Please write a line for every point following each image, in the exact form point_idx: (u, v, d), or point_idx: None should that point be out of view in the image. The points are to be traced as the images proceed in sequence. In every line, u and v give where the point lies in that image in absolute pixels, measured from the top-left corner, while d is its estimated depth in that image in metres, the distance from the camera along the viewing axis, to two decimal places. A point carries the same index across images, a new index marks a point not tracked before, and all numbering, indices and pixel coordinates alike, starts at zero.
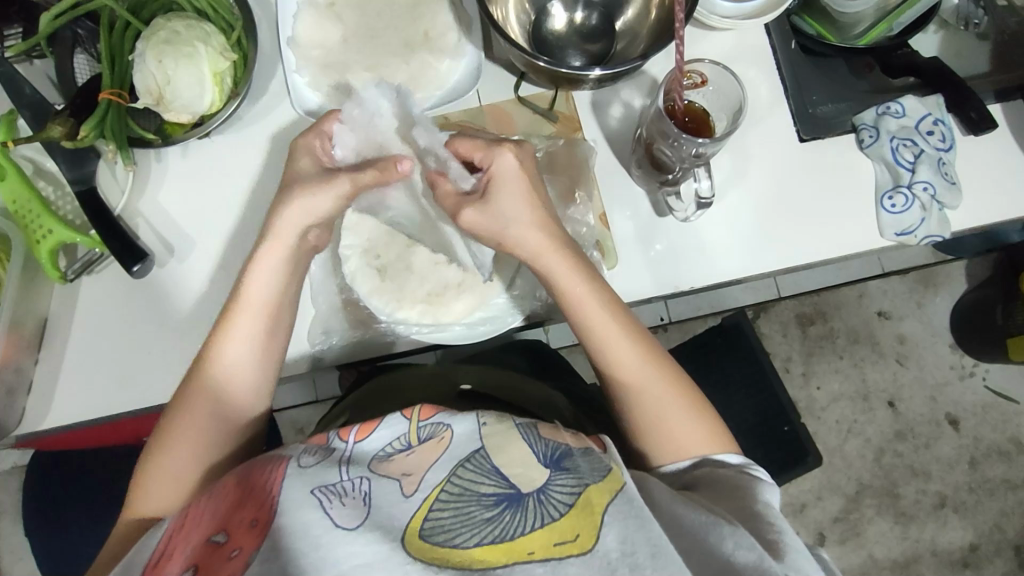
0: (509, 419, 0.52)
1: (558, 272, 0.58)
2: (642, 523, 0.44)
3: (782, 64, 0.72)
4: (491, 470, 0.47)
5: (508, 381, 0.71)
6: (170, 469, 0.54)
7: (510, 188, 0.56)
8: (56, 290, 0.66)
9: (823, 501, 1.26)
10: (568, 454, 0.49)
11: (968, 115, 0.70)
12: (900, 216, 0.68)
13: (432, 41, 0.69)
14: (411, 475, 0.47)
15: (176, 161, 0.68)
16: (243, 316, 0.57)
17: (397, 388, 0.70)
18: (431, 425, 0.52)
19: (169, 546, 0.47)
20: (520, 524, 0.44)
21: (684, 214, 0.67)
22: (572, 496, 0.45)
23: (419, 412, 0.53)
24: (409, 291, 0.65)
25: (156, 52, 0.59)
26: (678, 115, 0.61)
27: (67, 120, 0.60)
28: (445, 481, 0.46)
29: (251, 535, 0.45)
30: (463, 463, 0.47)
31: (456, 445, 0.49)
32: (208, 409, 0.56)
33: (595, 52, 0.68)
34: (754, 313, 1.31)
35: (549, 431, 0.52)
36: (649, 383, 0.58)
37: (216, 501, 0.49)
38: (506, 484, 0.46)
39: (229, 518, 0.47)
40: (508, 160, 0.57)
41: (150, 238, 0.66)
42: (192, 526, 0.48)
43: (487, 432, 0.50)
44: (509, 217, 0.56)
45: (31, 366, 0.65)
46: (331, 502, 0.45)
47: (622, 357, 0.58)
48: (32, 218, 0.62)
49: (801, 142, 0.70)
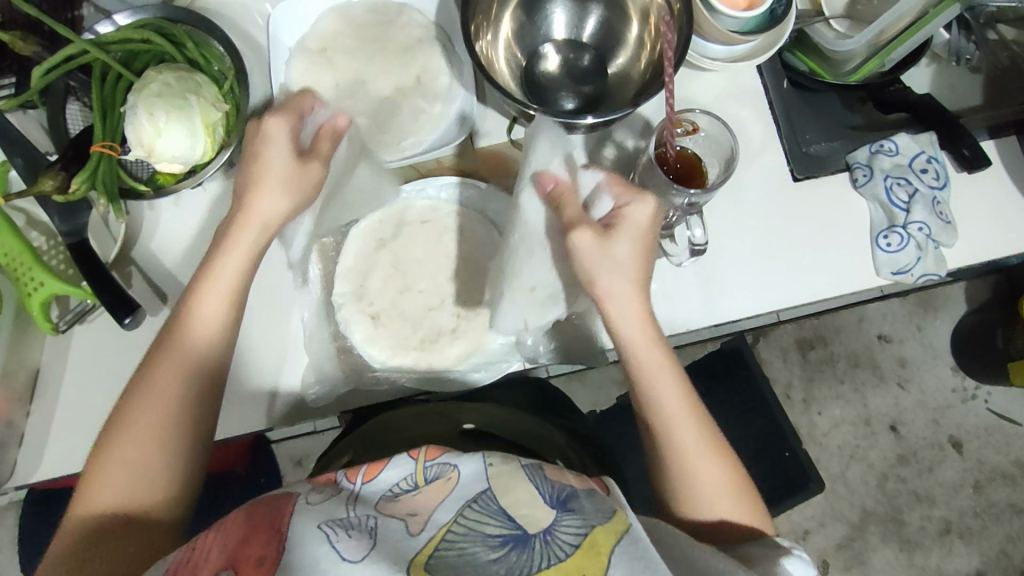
0: (514, 460, 0.51)
1: (634, 343, 0.56)
2: (648, 565, 0.43)
3: (774, 104, 0.72)
4: (496, 511, 0.46)
5: (514, 422, 0.69)
6: (122, 464, 0.53)
7: (630, 243, 0.55)
8: (49, 340, 0.66)
9: (827, 529, 1.25)
10: (573, 495, 0.49)
11: (962, 152, 0.70)
12: (896, 256, 0.68)
13: (424, 85, 0.69)
14: (417, 514, 0.47)
15: (168, 209, 0.68)
16: (178, 333, 0.56)
17: (394, 428, 0.67)
18: (437, 465, 0.50)
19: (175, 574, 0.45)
20: (527, 564, 0.43)
21: (677, 259, 0.67)
22: (578, 536, 0.44)
23: (426, 452, 0.52)
24: (403, 339, 0.65)
25: (148, 104, 0.59)
26: (670, 162, 0.61)
27: (58, 174, 0.60)
28: (452, 521, 0.46)
29: (260, 571, 0.44)
30: (470, 504, 0.47)
31: (465, 484, 0.48)
32: (153, 409, 0.54)
33: (588, 93, 0.68)
34: (753, 338, 1.31)
35: (555, 473, 0.51)
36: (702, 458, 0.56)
37: (222, 534, 0.47)
38: (513, 525, 0.45)
39: (237, 552, 0.46)
40: (645, 209, 0.55)
41: (143, 288, 0.66)
42: (197, 562, 0.45)
43: (494, 472, 0.49)
44: (624, 263, 0.54)
45: (23, 418, 0.64)
46: (337, 535, 0.45)
47: (683, 440, 0.56)
48: (24, 271, 0.61)
49: (795, 181, 0.70)
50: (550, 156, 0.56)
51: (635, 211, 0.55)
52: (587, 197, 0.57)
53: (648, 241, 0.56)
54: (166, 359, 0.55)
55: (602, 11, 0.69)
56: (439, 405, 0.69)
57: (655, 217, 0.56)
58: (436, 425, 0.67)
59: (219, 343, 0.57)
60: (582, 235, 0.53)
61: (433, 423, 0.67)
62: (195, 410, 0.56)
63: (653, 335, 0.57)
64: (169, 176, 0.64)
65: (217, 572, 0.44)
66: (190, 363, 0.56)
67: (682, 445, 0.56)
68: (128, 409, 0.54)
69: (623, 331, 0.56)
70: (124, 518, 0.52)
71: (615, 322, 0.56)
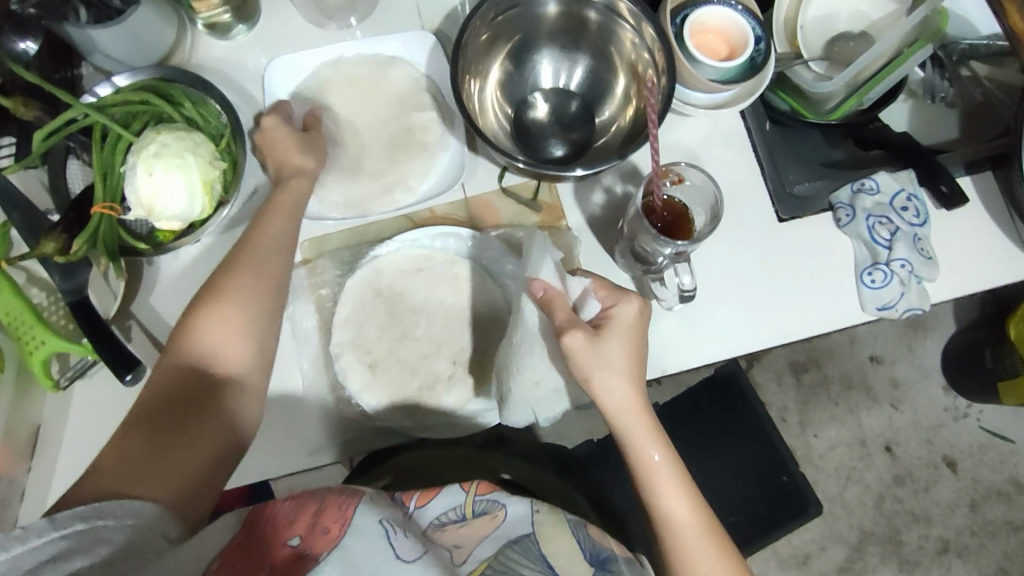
0: (560, 513, 0.57)
1: (632, 432, 0.57)
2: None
3: (758, 147, 0.74)
4: (536, 556, 0.53)
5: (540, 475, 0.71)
6: (215, 333, 0.58)
7: (620, 339, 0.57)
8: (50, 396, 0.67)
9: (827, 551, 1.25)
10: (614, 558, 0.55)
11: (939, 188, 0.72)
12: (880, 292, 0.69)
13: (417, 135, 0.71)
14: (461, 547, 0.53)
15: (167, 263, 0.69)
16: (220, 282, 0.59)
17: (433, 466, 0.69)
18: (486, 500, 0.57)
19: (244, 531, 0.50)
20: None
21: (667, 303, 0.68)
22: None
23: (476, 486, 0.58)
24: (400, 389, 0.66)
25: (147, 166, 0.61)
26: (656, 212, 0.63)
27: (60, 236, 0.61)
28: (493, 557, 0.52)
29: (323, 541, 0.49)
30: (513, 544, 0.53)
31: (508, 525, 0.55)
32: (248, 287, 0.59)
33: (576, 139, 0.70)
34: (746, 363, 1.32)
35: (597, 531, 0.57)
36: (698, 556, 0.56)
37: (293, 505, 0.52)
38: (549, 571, 0.52)
39: (304, 522, 0.50)
40: (631, 309, 0.57)
41: (143, 342, 0.67)
42: (267, 522, 0.51)
43: (541, 518, 0.55)
44: (614, 360, 0.56)
45: (24, 475, 0.65)
46: (395, 533, 0.51)
47: (681, 526, 0.56)
48: (25, 330, 0.62)
49: (780, 222, 0.72)
50: (542, 262, 0.59)
51: (620, 309, 0.57)
52: (576, 299, 0.59)
53: (638, 338, 0.58)
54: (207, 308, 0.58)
55: (589, 61, 0.71)
56: (476, 452, 0.70)
57: (639, 317, 0.58)
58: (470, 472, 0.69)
59: (273, 280, 0.61)
60: (574, 338, 0.56)
61: (470, 471, 0.69)
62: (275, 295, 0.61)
63: (654, 433, 0.58)
64: (168, 234, 0.66)
65: (285, 539, 0.49)
66: (262, 240, 0.62)
67: (679, 539, 0.56)
68: (222, 281, 0.59)
69: (625, 429, 0.57)
70: (158, 424, 0.55)
71: (613, 417, 0.58)
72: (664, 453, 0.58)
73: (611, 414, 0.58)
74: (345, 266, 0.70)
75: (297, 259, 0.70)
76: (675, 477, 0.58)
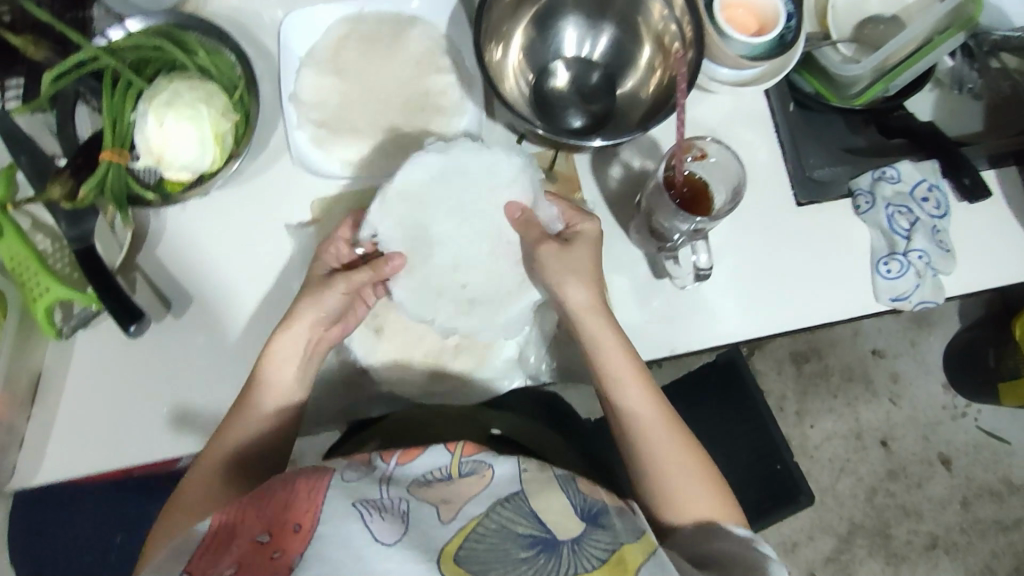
0: (548, 468, 0.52)
1: (596, 335, 0.62)
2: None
3: (780, 128, 0.72)
4: (528, 513, 0.48)
5: (540, 432, 0.65)
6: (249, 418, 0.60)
7: (583, 246, 0.63)
8: (52, 345, 0.66)
9: (815, 541, 1.26)
10: (603, 510, 0.51)
11: (962, 180, 0.71)
12: (895, 282, 0.68)
13: (433, 99, 0.70)
14: (450, 503, 0.48)
15: (175, 214, 0.68)
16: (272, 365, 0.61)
17: (420, 425, 0.63)
18: (472, 461, 0.51)
19: (215, 537, 0.47)
20: (554, 569, 0.45)
21: (682, 282, 0.68)
22: (606, 552, 0.47)
23: (461, 447, 0.52)
24: (407, 357, 0.67)
25: (156, 114, 0.60)
26: (677, 187, 0.61)
27: (66, 181, 0.61)
28: (483, 516, 0.47)
29: (295, 539, 0.45)
30: (503, 502, 0.48)
31: (496, 485, 0.50)
32: (287, 374, 0.61)
33: (595, 111, 0.68)
34: (748, 350, 1.32)
35: (587, 485, 0.53)
36: (660, 444, 0.59)
37: (263, 497, 0.48)
38: (542, 528, 0.47)
39: (274, 518, 0.46)
40: (591, 227, 0.63)
41: (147, 295, 0.67)
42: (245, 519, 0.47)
43: (529, 476, 0.50)
44: (582, 265, 0.62)
45: (23, 422, 0.65)
46: (371, 515, 0.46)
47: (643, 423, 0.60)
48: (29, 276, 0.61)
49: (799, 206, 0.71)
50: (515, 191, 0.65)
51: (581, 227, 0.63)
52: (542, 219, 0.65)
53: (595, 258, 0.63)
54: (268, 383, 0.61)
55: (613, 31, 0.69)
56: (465, 410, 0.65)
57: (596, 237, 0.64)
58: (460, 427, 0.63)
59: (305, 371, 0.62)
60: (549, 246, 0.61)
61: (457, 426, 0.64)
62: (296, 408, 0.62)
63: (614, 331, 0.62)
64: (176, 185, 0.65)
65: (254, 536, 0.46)
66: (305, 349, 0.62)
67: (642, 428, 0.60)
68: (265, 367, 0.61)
69: (589, 330, 0.62)
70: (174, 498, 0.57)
71: (576, 318, 0.62)
72: (624, 349, 0.62)
73: (576, 314, 0.62)
74: None
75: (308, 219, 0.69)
76: (637, 374, 0.61)
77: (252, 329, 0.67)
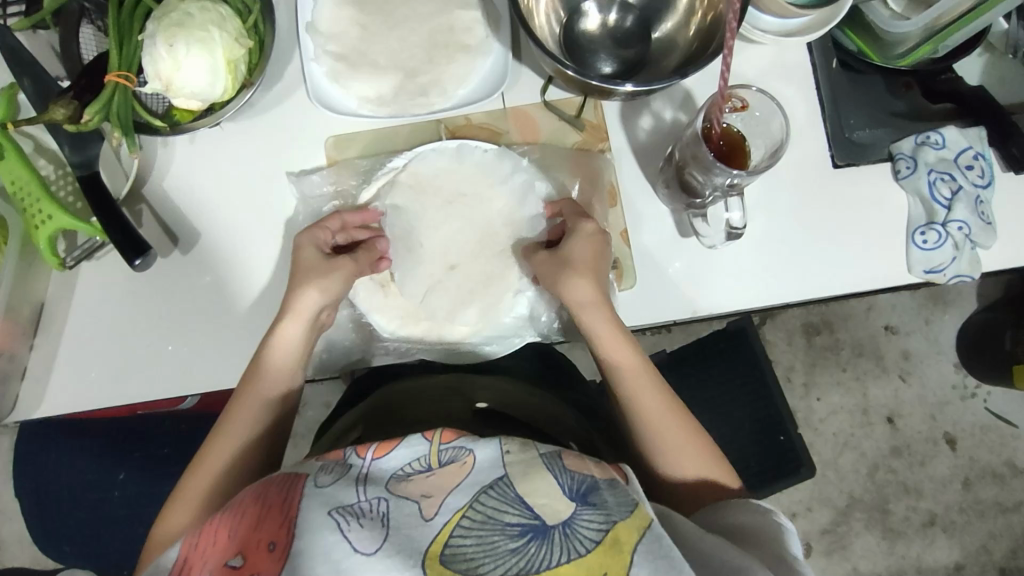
0: (533, 447, 0.50)
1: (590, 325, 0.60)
2: (673, 566, 0.43)
3: (822, 86, 0.68)
4: (514, 499, 0.45)
5: (526, 398, 0.68)
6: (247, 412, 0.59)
7: (581, 245, 0.60)
8: (55, 275, 0.64)
9: (813, 513, 1.25)
10: (594, 487, 0.48)
11: (1011, 151, 0.68)
12: (930, 253, 0.65)
13: (457, 36, 0.66)
14: (431, 497, 0.46)
15: (184, 147, 0.65)
16: (268, 376, 0.59)
17: (409, 401, 0.66)
18: (453, 448, 0.50)
19: (186, 562, 0.46)
20: (546, 558, 0.42)
21: (710, 240, 0.65)
22: (600, 533, 0.44)
23: (440, 435, 0.51)
24: (415, 308, 0.64)
25: (167, 35, 0.56)
26: (714, 141, 0.58)
27: (70, 103, 0.57)
28: (467, 507, 0.45)
29: (270, 560, 0.44)
30: (487, 491, 0.46)
31: (479, 471, 0.48)
32: (280, 369, 0.60)
33: (629, 58, 0.64)
34: (760, 320, 1.30)
35: (575, 462, 0.50)
36: (657, 423, 0.59)
37: (235, 517, 0.47)
38: (530, 514, 0.44)
39: (247, 538, 0.45)
40: (591, 228, 0.60)
41: (153, 229, 0.64)
42: (209, 543, 0.47)
43: (511, 459, 0.48)
44: (578, 261, 0.60)
45: (25, 352, 0.63)
46: (348, 524, 0.44)
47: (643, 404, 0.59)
48: (32, 202, 0.59)
49: (835, 168, 0.67)
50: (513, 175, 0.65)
51: (580, 226, 0.61)
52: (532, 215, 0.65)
53: (603, 254, 0.61)
54: (265, 395, 0.59)
55: None
56: (451, 381, 0.68)
57: (593, 241, 0.60)
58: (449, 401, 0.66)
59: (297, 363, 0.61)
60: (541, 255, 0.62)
61: (444, 399, 0.66)
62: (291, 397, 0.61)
63: (613, 319, 0.60)
64: (186, 113, 0.62)
65: (226, 560, 0.45)
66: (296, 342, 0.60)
67: (647, 413, 0.59)
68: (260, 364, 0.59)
69: (586, 322, 0.60)
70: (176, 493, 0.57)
71: (576, 312, 0.60)
72: (623, 336, 0.60)
73: (576, 309, 0.60)
74: (360, 176, 0.66)
75: (322, 159, 0.66)
76: (635, 358, 0.60)
77: (260, 269, 0.64)
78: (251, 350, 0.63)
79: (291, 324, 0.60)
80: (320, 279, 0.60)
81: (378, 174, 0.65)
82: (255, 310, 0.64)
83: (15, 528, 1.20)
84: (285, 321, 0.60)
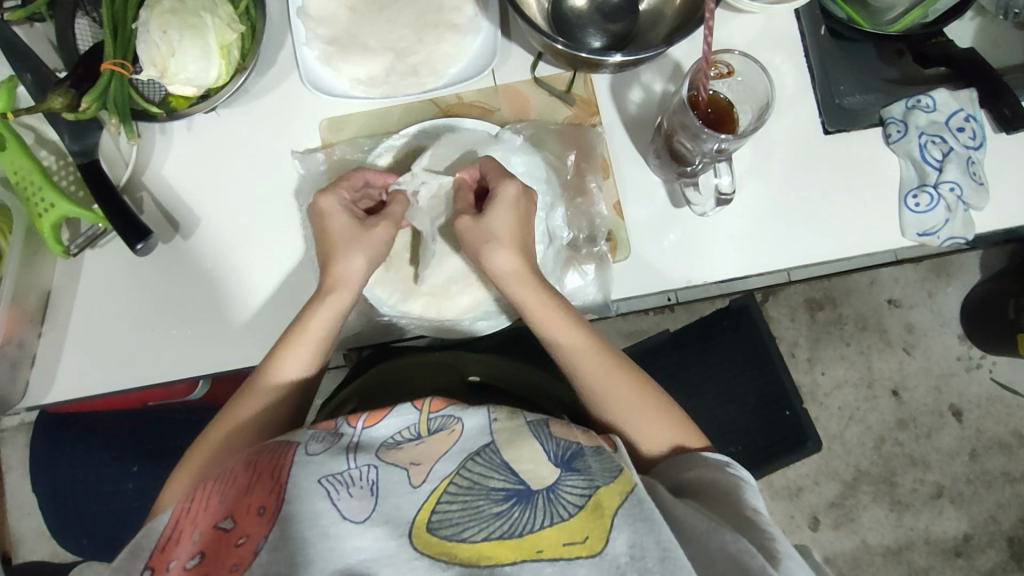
0: (519, 417, 0.53)
1: (525, 295, 0.60)
2: (651, 527, 0.45)
3: (810, 53, 0.69)
4: (500, 465, 0.48)
5: (519, 373, 0.70)
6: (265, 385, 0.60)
7: (502, 212, 0.59)
8: (59, 263, 0.66)
9: (820, 487, 1.25)
10: (579, 454, 0.51)
11: (1001, 111, 0.67)
12: (923, 216, 0.66)
13: (446, 16, 0.67)
14: (419, 465, 0.49)
15: (182, 133, 0.66)
16: (289, 354, 0.60)
17: (407, 377, 0.68)
18: (442, 417, 0.53)
19: (178, 524, 0.48)
20: (529, 521, 0.45)
21: (702, 208, 0.65)
22: (583, 497, 0.46)
23: (429, 403, 0.54)
24: (413, 282, 0.65)
25: (160, 21, 0.57)
26: (701, 107, 0.60)
27: (67, 91, 0.58)
28: (454, 474, 0.48)
29: (259, 523, 0.46)
30: (473, 457, 0.49)
31: (467, 438, 0.51)
32: (299, 350, 0.60)
33: (617, 32, 0.64)
34: (762, 297, 1.29)
35: (560, 429, 0.53)
36: (626, 406, 0.60)
37: (225, 482, 0.50)
38: (516, 480, 0.47)
39: (236, 503, 0.47)
40: (512, 189, 0.59)
41: (153, 216, 0.66)
42: (200, 509, 0.49)
43: (499, 427, 0.52)
44: (497, 230, 0.59)
45: (34, 340, 0.65)
46: (339, 493, 0.47)
47: (612, 393, 0.60)
48: (34, 190, 0.60)
49: (825, 134, 0.67)
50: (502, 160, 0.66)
51: (501, 189, 0.59)
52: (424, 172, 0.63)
53: (524, 214, 0.61)
54: (285, 371, 0.60)
55: None
56: (445, 356, 0.70)
57: (522, 196, 0.60)
58: (441, 376, 0.68)
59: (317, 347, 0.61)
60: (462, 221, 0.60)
61: (438, 373, 0.69)
62: (308, 378, 0.62)
63: (541, 287, 0.60)
64: (182, 100, 0.63)
65: (215, 522, 0.47)
66: (324, 328, 0.60)
67: (597, 390, 0.60)
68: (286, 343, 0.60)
69: (524, 292, 0.60)
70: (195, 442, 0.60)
71: (501, 282, 0.61)
72: (557, 303, 0.60)
73: (500, 278, 0.60)
74: (362, 154, 0.67)
75: (316, 142, 0.67)
76: (570, 324, 0.61)
77: (260, 247, 0.66)
78: (252, 332, 0.65)
79: (336, 292, 0.60)
80: (363, 241, 0.60)
81: (375, 152, 0.66)
82: (254, 290, 0.65)
83: (33, 523, 1.22)
84: (331, 291, 0.60)
